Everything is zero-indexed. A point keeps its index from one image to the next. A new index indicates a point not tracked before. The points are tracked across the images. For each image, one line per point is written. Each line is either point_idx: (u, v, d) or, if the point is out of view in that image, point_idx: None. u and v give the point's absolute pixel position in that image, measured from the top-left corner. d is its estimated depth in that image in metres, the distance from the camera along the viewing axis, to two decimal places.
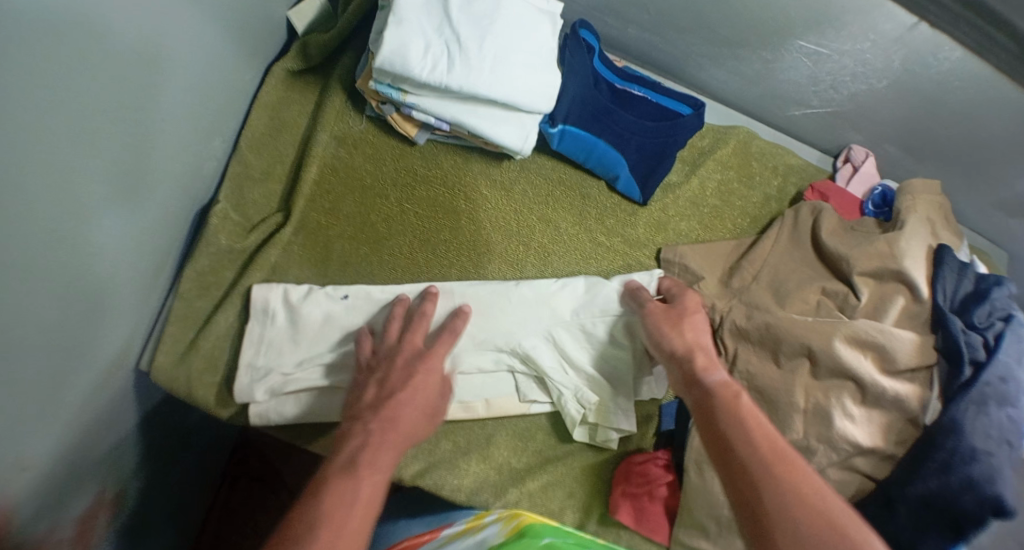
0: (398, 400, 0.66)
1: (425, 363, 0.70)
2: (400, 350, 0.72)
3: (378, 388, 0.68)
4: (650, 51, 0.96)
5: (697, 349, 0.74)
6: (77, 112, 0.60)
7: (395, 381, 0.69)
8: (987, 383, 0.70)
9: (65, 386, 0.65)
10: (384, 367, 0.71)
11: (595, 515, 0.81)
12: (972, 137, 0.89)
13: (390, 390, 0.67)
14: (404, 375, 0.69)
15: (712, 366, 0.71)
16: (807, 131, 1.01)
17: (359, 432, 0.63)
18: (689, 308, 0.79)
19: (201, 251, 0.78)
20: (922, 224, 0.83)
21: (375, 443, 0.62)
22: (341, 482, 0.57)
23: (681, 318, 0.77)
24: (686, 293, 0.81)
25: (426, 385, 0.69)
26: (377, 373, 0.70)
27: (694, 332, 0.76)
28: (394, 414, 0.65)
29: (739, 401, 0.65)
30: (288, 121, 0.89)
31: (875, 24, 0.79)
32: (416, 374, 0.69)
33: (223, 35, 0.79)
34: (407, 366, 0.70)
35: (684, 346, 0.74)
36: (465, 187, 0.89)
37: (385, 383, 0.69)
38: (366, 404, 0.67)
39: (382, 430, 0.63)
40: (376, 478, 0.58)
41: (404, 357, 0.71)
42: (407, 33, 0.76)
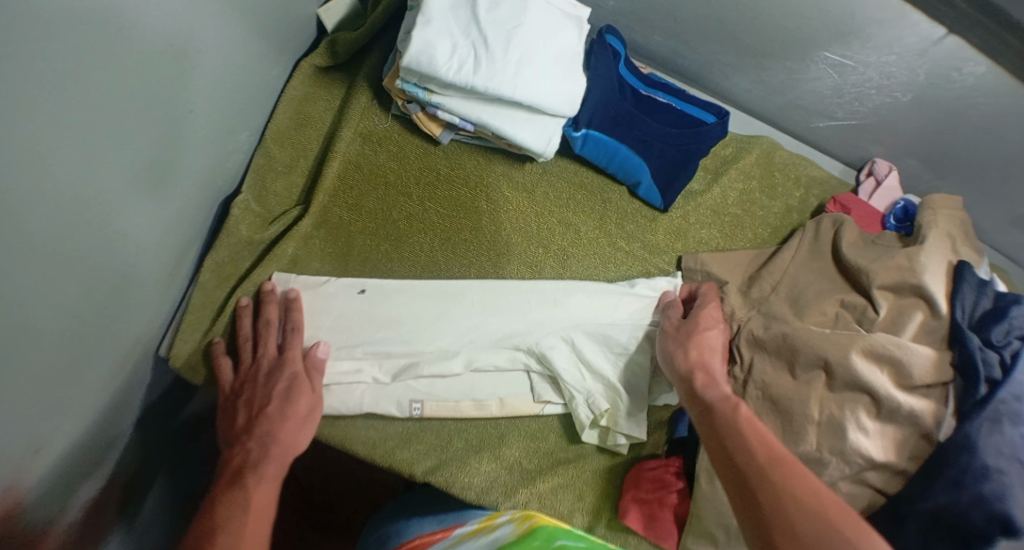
0: (268, 415, 0.72)
1: (282, 372, 0.74)
2: (261, 360, 0.75)
3: (247, 407, 0.73)
4: (675, 58, 0.96)
5: (706, 365, 0.75)
6: (103, 101, 0.61)
7: (258, 395, 0.73)
8: (1002, 400, 0.70)
9: (82, 370, 0.66)
10: (250, 375, 0.75)
11: (604, 520, 0.81)
12: (998, 154, 0.89)
13: (260, 403, 0.73)
14: (266, 391, 0.73)
15: (715, 381, 0.73)
16: (830, 142, 1.01)
17: (245, 447, 0.70)
18: (702, 324, 0.80)
19: (221, 241, 0.79)
20: (942, 239, 0.83)
21: (258, 459, 0.69)
22: (231, 497, 0.66)
23: (691, 336, 0.78)
24: (708, 305, 0.83)
25: (297, 391, 0.73)
26: (244, 384, 0.75)
27: (702, 350, 0.77)
28: (267, 426, 0.71)
29: (741, 417, 0.67)
30: (314, 115, 0.89)
31: (899, 37, 0.79)
32: (276, 387, 0.73)
33: (252, 27, 0.79)
34: (270, 377, 0.74)
35: (689, 364, 0.76)
36: (487, 188, 0.90)
37: (252, 400, 0.74)
38: (242, 421, 0.73)
39: (259, 447, 0.70)
40: (264, 486, 0.67)
41: (264, 365, 0.75)
42: (434, 33, 0.76)
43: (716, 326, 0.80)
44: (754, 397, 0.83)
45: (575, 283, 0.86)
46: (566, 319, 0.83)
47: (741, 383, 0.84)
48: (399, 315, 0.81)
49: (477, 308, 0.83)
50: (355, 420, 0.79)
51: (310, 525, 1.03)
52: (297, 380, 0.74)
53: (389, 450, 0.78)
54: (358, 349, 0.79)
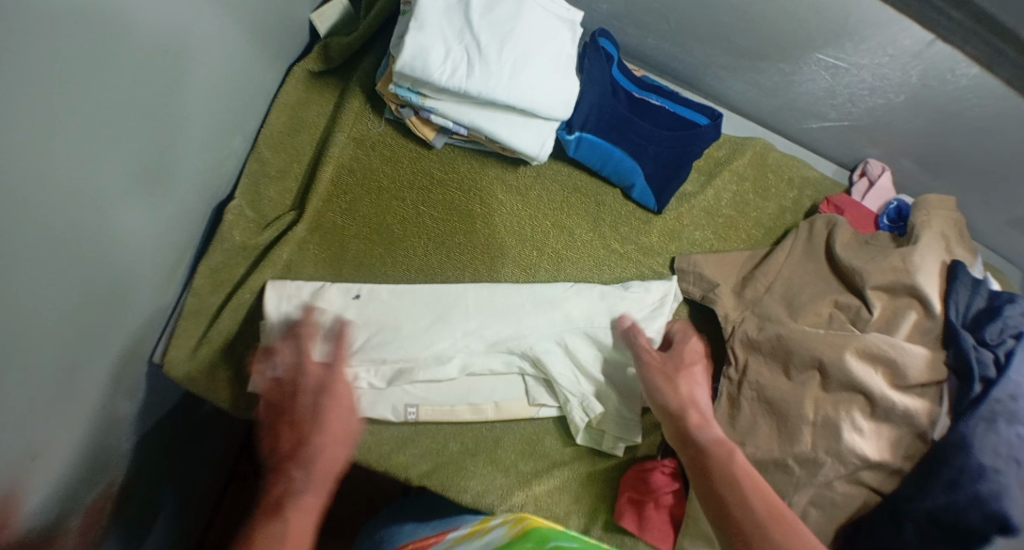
0: (319, 439, 0.68)
1: (330, 395, 0.71)
2: (304, 379, 0.72)
3: (292, 431, 0.69)
4: (668, 60, 0.96)
5: (697, 405, 0.75)
6: (97, 108, 0.61)
7: (303, 415, 0.69)
8: (997, 399, 0.70)
9: (80, 376, 0.66)
10: (293, 393, 0.72)
11: (600, 521, 0.81)
12: (991, 155, 0.89)
13: (303, 423, 0.69)
14: (312, 413, 0.69)
15: (708, 421, 0.74)
16: (824, 143, 1.01)
17: (290, 473, 0.65)
18: (684, 362, 0.80)
19: (215, 246, 0.79)
20: (936, 239, 0.83)
21: (304, 486, 0.64)
22: (272, 526, 0.60)
23: (678, 374, 0.78)
24: (689, 339, 0.82)
25: (338, 416, 0.70)
26: (286, 403, 0.71)
27: (689, 389, 0.77)
28: (310, 451, 0.67)
29: (738, 462, 0.68)
30: (307, 120, 0.89)
31: (895, 39, 0.78)
32: (327, 410, 0.70)
33: (245, 33, 0.79)
34: (314, 396, 0.71)
35: (681, 401, 0.75)
36: (480, 191, 0.90)
37: (297, 424, 0.69)
38: (286, 443, 0.68)
39: (304, 471, 0.65)
40: (306, 515, 0.62)
41: (309, 383, 0.72)
42: (428, 38, 0.77)
43: (696, 362, 0.80)
44: (749, 398, 0.83)
45: (570, 287, 0.86)
46: (560, 321, 0.84)
47: (736, 385, 0.84)
48: (394, 319, 0.81)
49: (472, 312, 0.83)
50: None
51: None
52: (340, 404, 0.71)
53: (384, 454, 0.78)
54: (353, 357, 0.79)
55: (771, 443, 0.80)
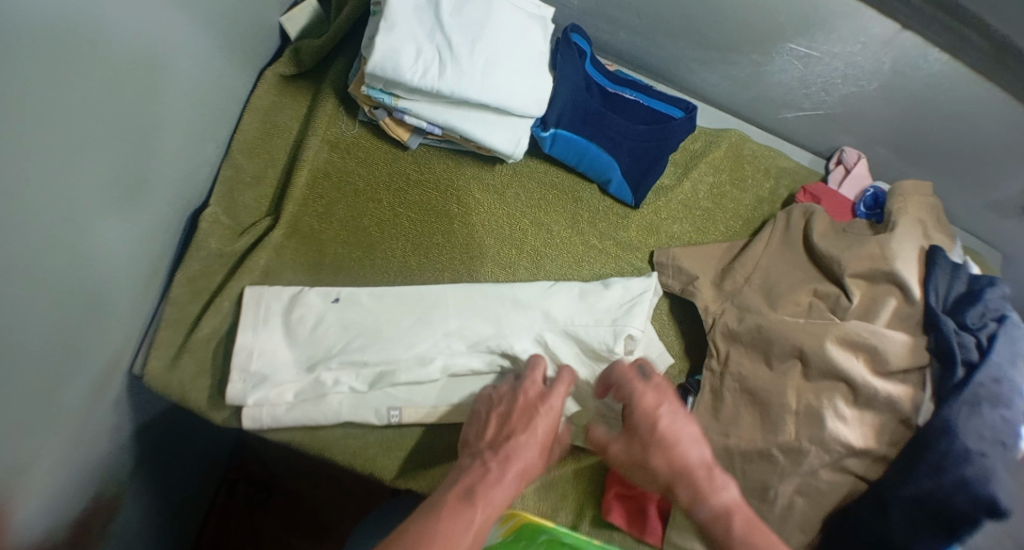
0: (520, 439, 0.68)
1: (544, 409, 0.71)
2: (520, 394, 0.72)
3: (498, 425, 0.70)
4: (641, 55, 0.96)
5: (681, 479, 0.66)
6: (67, 120, 0.60)
7: (517, 420, 0.70)
8: (980, 384, 0.70)
9: (62, 389, 0.66)
10: (506, 404, 0.72)
11: (587, 516, 0.82)
12: (966, 139, 0.89)
13: (512, 429, 0.69)
14: (525, 417, 0.70)
15: (702, 492, 0.65)
16: (799, 133, 1.01)
17: (484, 458, 0.66)
18: (646, 432, 0.68)
19: (191, 255, 0.79)
20: (913, 226, 0.83)
21: (494, 478, 0.64)
22: (455, 508, 0.61)
23: (647, 448, 0.68)
24: (635, 398, 0.70)
25: (547, 428, 0.69)
26: (496, 412, 0.72)
27: (664, 462, 0.67)
28: (514, 450, 0.67)
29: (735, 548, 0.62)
30: (281, 124, 0.89)
31: (865, 27, 0.79)
32: (538, 419, 0.70)
33: (216, 40, 0.79)
34: (534, 406, 0.71)
35: (666, 479, 0.67)
36: (457, 191, 0.90)
37: (504, 425, 0.70)
38: (485, 445, 0.68)
39: (500, 468, 0.65)
40: (490, 509, 0.61)
41: (527, 398, 0.72)
42: (399, 38, 0.76)
43: (657, 419, 0.68)
44: (732, 389, 0.83)
45: (550, 285, 0.86)
46: (540, 319, 0.83)
47: (718, 376, 0.85)
48: (374, 322, 0.81)
49: (452, 312, 0.83)
50: (334, 430, 0.79)
51: (303, 534, 1.03)
52: (552, 413, 0.71)
53: (369, 459, 0.79)
54: (334, 360, 0.78)
55: (755, 434, 0.80)
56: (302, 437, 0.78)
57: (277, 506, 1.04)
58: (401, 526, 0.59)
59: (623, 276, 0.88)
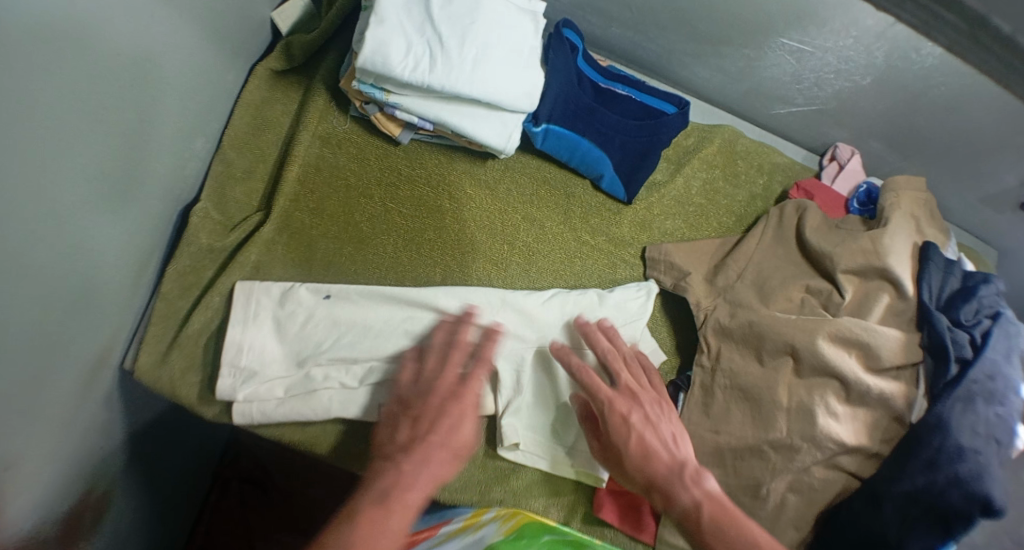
0: (432, 441, 0.69)
1: (461, 405, 0.72)
2: (434, 389, 0.73)
3: (413, 425, 0.70)
4: (633, 50, 0.96)
5: (653, 478, 0.71)
6: (57, 113, 0.60)
7: (427, 421, 0.71)
8: (973, 380, 0.70)
9: (48, 383, 0.65)
10: (419, 403, 0.72)
11: (580, 514, 0.83)
12: (960, 134, 0.89)
13: (423, 430, 0.70)
14: (437, 415, 0.71)
15: (674, 490, 0.70)
16: (792, 128, 1.01)
17: (398, 463, 0.67)
18: (619, 438, 0.73)
19: (182, 250, 0.79)
20: (906, 220, 0.82)
21: (409, 480, 0.65)
22: (374, 512, 0.61)
23: (625, 453, 0.72)
24: (604, 409, 0.74)
25: (458, 424, 0.71)
26: (409, 412, 0.72)
27: (637, 465, 0.72)
28: (427, 451, 0.68)
29: (708, 537, 0.66)
30: (271, 119, 0.89)
31: (857, 20, 0.79)
32: (451, 413, 0.71)
33: (205, 34, 0.79)
34: (446, 404, 0.72)
35: (642, 481, 0.71)
36: (448, 186, 0.90)
37: (419, 419, 0.71)
38: (397, 448, 0.69)
39: (414, 469, 0.66)
40: (406, 511, 0.63)
41: (439, 397, 0.72)
42: (388, 32, 0.76)
43: (626, 425, 0.73)
44: (723, 387, 0.83)
45: (547, 295, 0.86)
46: (529, 330, 0.83)
47: (710, 372, 0.85)
48: (365, 317, 0.80)
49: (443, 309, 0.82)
50: (325, 425, 0.79)
51: (296, 533, 1.02)
52: (461, 407, 0.72)
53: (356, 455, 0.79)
54: (324, 355, 0.78)
55: (746, 431, 0.80)
56: (293, 432, 0.78)
57: (271, 504, 1.04)
58: (325, 537, 0.60)
59: (615, 291, 0.88)
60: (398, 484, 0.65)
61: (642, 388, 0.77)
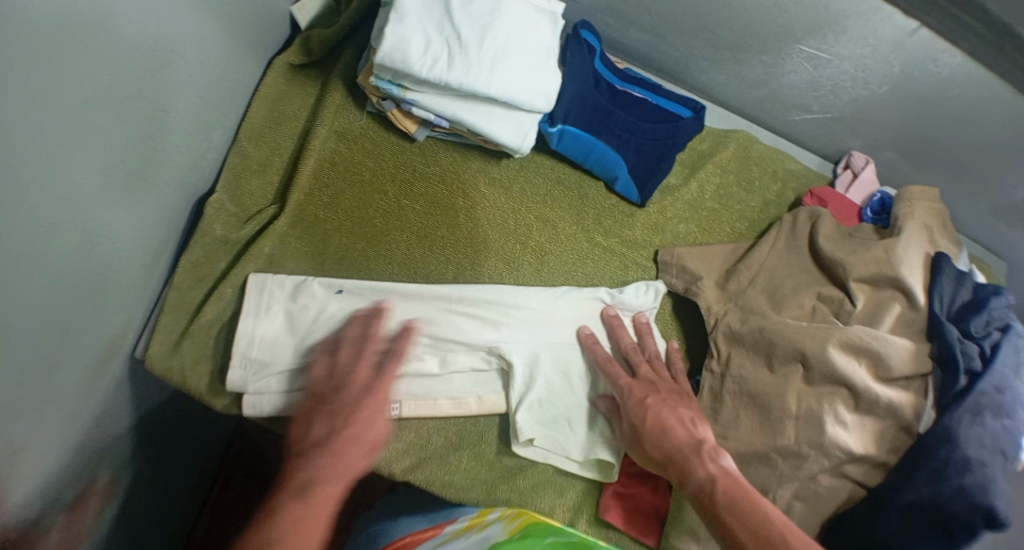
0: (348, 435, 0.68)
1: (376, 398, 0.71)
2: (348, 385, 0.71)
3: (328, 421, 0.69)
4: (650, 53, 0.96)
5: (671, 454, 0.73)
6: (76, 100, 0.60)
7: (343, 415, 0.69)
8: (982, 392, 0.70)
9: (59, 369, 0.65)
10: (334, 397, 0.71)
11: (586, 515, 0.83)
12: (974, 145, 0.89)
13: (338, 425, 0.68)
14: (352, 410, 0.69)
15: (690, 465, 0.71)
16: (807, 135, 1.01)
17: (311, 460, 0.65)
18: (638, 417, 0.76)
19: (195, 241, 0.79)
20: (919, 231, 0.82)
21: (324, 475, 0.64)
22: (293, 505, 0.61)
23: (643, 430, 0.75)
24: (623, 391, 0.78)
25: (373, 419, 0.70)
26: (324, 407, 0.70)
27: (655, 441, 0.74)
28: (342, 446, 0.67)
29: (720, 509, 0.66)
30: (288, 113, 0.89)
31: (875, 29, 0.79)
32: (366, 406, 0.70)
33: (225, 26, 0.79)
34: (360, 397, 0.70)
35: (661, 458, 0.73)
36: (463, 185, 0.90)
37: (334, 413, 0.69)
38: (312, 444, 0.67)
39: (331, 463, 0.65)
40: (325, 503, 0.62)
41: (355, 388, 0.71)
42: (408, 29, 0.76)
43: (644, 405, 0.76)
44: (732, 392, 0.83)
45: (560, 293, 0.87)
46: (540, 331, 0.84)
47: (719, 378, 0.85)
48: None
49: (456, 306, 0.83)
50: None
51: None
52: (370, 400, 0.70)
53: None
54: None
55: (754, 437, 0.80)
56: None
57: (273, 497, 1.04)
58: (244, 535, 0.58)
59: (627, 292, 0.88)
60: (316, 478, 0.64)
61: (662, 378, 0.81)
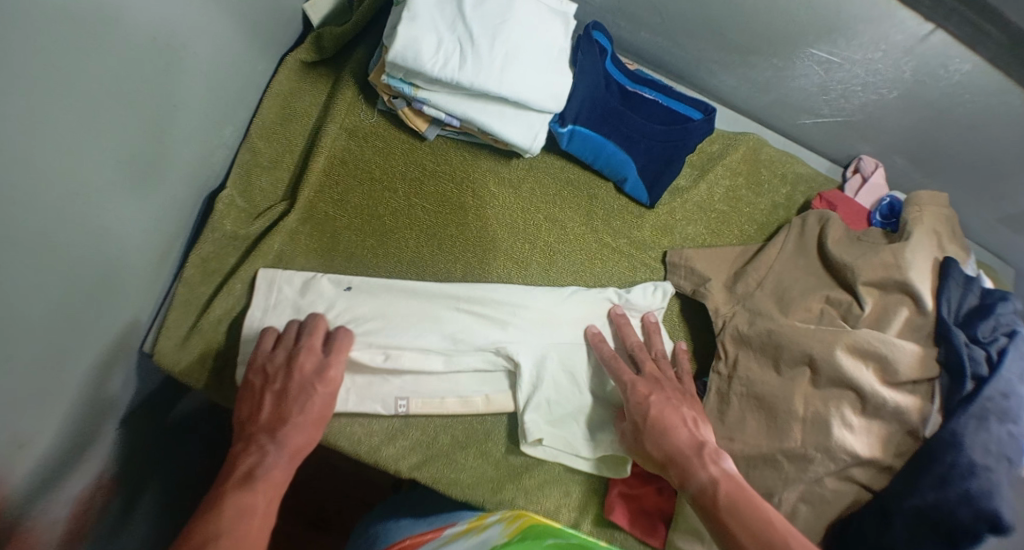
0: (295, 421, 0.70)
1: (323, 385, 0.72)
2: (296, 371, 0.72)
3: (275, 403, 0.71)
4: (662, 55, 0.96)
5: (672, 454, 0.72)
6: (89, 96, 0.60)
7: (292, 401, 0.71)
8: (988, 397, 0.70)
9: (66, 362, 0.65)
10: (282, 382, 0.72)
11: (590, 515, 0.83)
12: (983, 151, 0.89)
13: (286, 411, 0.70)
14: (301, 396, 0.71)
15: (692, 467, 0.70)
16: (817, 138, 1.01)
17: (260, 443, 0.68)
18: (640, 416, 0.75)
19: (206, 236, 0.78)
20: (928, 236, 0.82)
21: (271, 460, 0.67)
22: (240, 492, 0.63)
23: (645, 428, 0.74)
24: (626, 388, 0.77)
25: (320, 404, 0.72)
26: (270, 390, 0.72)
27: (657, 440, 0.73)
28: (289, 432, 0.69)
29: (722, 512, 0.65)
30: (300, 110, 0.90)
31: (886, 35, 0.79)
32: (316, 394, 0.72)
33: (238, 22, 0.79)
34: (309, 384, 0.72)
35: (663, 458, 0.72)
36: (472, 183, 0.90)
37: (282, 398, 0.71)
38: (262, 427, 0.69)
39: (278, 448, 0.68)
40: (273, 489, 0.65)
41: (302, 375, 0.72)
42: (420, 28, 0.76)
43: (647, 402, 0.75)
44: (739, 394, 0.83)
45: (567, 293, 0.87)
46: (546, 331, 0.84)
47: (726, 380, 0.85)
48: (388, 310, 0.81)
49: (463, 305, 0.83)
50: (336, 418, 0.78)
51: (301, 523, 1.02)
52: (316, 386, 0.72)
53: (374, 446, 0.78)
54: None
55: (759, 439, 0.80)
56: None
57: None
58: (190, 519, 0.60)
59: (635, 292, 0.88)
60: (263, 464, 0.66)
61: (666, 378, 0.80)
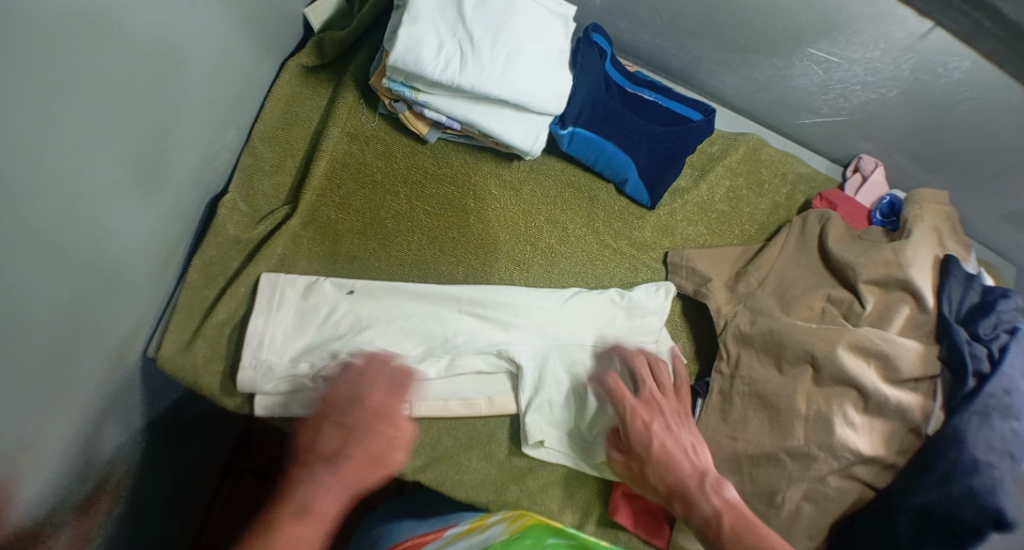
0: (353, 456, 0.69)
1: (385, 423, 0.72)
2: (359, 405, 0.72)
3: (335, 435, 0.70)
4: (662, 56, 0.97)
5: (675, 486, 0.71)
6: (92, 99, 0.61)
7: (351, 435, 0.70)
8: (990, 394, 0.70)
9: (72, 365, 0.65)
10: (342, 414, 0.72)
11: (594, 516, 0.83)
12: (983, 148, 0.89)
13: (345, 444, 0.70)
14: (361, 430, 0.71)
15: (695, 499, 0.70)
16: (816, 137, 1.01)
17: (315, 473, 0.67)
18: (641, 447, 0.74)
19: (209, 241, 0.79)
20: (928, 233, 0.83)
21: (324, 494, 0.66)
22: (290, 523, 0.62)
23: (648, 460, 0.73)
24: (625, 416, 0.76)
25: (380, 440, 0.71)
26: (332, 422, 0.71)
27: (659, 471, 0.73)
28: (346, 466, 0.68)
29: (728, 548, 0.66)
30: (302, 114, 0.90)
31: (886, 32, 0.79)
32: (376, 429, 0.71)
33: (240, 27, 0.80)
34: (369, 420, 0.71)
35: (665, 488, 0.72)
36: (474, 186, 0.91)
37: (342, 430, 0.71)
38: (320, 457, 0.69)
39: (332, 482, 0.66)
40: (321, 521, 0.64)
41: (366, 409, 0.72)
42: (421, 31, 0.77)
43: (649, 432, 0.74)
44: (741, 393, 0.83)
45: (568, 294, 0.88)
46: (547, 331, 0.84)
47: (728, 379, 0.85)
48: (391, 313, 0.81)
49: (464, 307, 0.84)
50: None
51: None
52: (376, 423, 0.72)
53: None
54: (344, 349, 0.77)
55: (763, 438, 0.80)
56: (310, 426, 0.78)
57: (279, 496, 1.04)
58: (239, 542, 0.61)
59: (636, 292, 0.89)
60: (312, 495, 0.65)
61: (665, 400, 0.78)
